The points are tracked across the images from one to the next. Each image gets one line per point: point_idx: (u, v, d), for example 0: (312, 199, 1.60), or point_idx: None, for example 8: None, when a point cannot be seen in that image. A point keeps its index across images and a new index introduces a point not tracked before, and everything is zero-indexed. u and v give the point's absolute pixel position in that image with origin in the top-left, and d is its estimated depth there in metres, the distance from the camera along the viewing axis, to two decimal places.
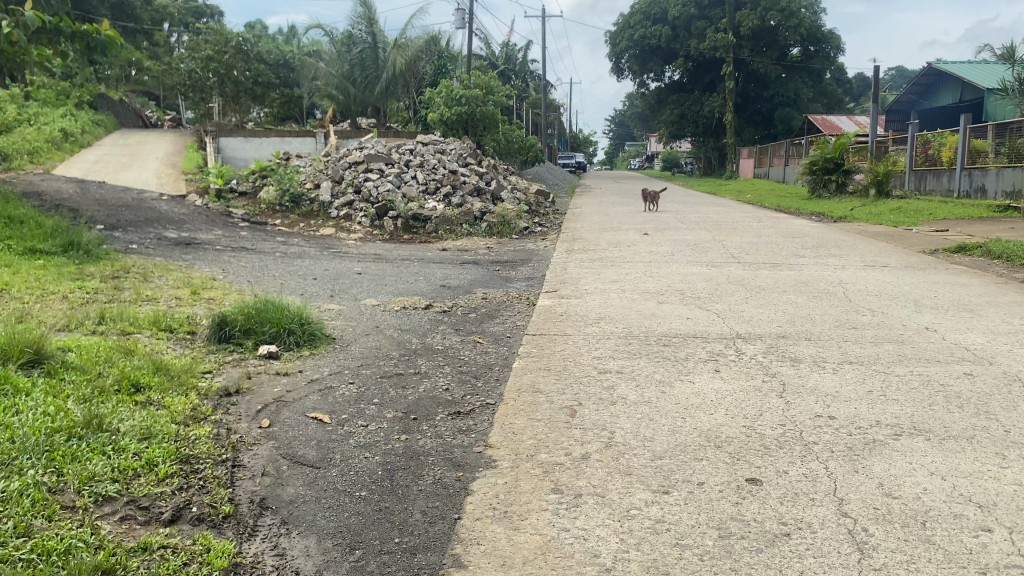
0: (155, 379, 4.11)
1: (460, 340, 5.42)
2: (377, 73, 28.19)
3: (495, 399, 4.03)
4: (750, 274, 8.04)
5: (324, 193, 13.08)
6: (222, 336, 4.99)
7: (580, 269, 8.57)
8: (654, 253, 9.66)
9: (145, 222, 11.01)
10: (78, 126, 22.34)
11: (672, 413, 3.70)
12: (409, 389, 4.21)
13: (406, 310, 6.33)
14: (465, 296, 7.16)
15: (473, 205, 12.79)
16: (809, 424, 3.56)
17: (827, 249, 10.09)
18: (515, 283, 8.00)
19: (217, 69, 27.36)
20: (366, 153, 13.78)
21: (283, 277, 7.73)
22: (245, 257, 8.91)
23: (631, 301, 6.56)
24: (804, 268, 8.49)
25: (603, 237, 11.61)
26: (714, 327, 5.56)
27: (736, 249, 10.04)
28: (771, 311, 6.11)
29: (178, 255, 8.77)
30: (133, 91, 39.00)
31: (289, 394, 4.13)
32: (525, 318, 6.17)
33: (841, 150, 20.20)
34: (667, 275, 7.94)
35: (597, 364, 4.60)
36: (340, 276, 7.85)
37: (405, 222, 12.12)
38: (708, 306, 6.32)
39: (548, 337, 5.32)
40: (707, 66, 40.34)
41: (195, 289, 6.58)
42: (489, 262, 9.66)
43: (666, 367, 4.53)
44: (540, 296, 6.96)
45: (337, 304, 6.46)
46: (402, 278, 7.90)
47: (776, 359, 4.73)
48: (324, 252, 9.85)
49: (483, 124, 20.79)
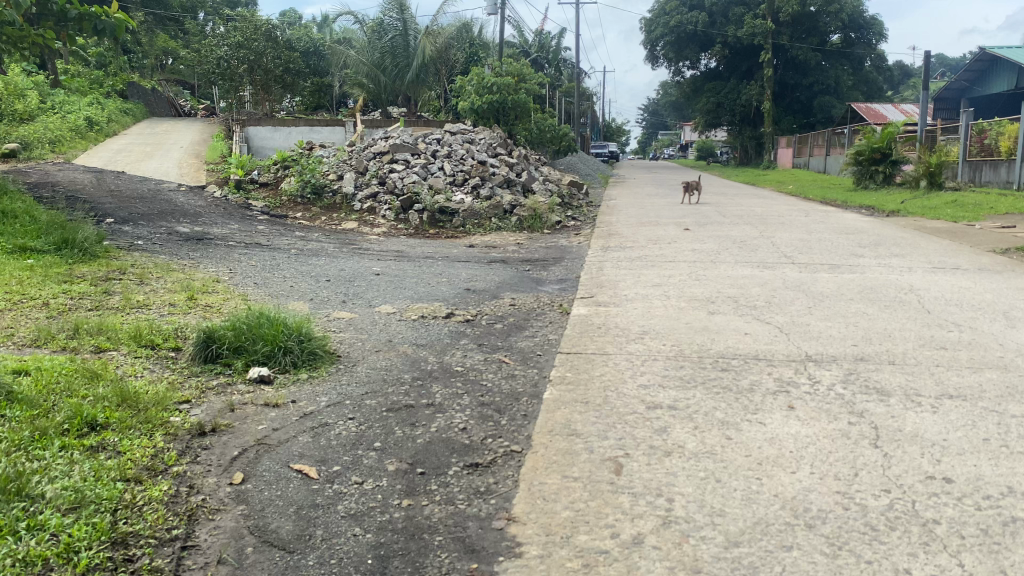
0: (118, 415, 3.44)
1: (482, 358, 4.68)
2: (408, 61, 27.41)
3: (522, 444, 3.30)
4: (806, 278, 7.20)
5: (347, 184, 12.42)
6: (208, 355, 4.31)
7: (618, 270, 7.81)
8: (698, 252, 8.87)
9: (158, 216, 10.43)
10: (105, 115, 21.98)
11: (745, 473, 2.95)
12: (419, 429, 3.49)
13: (423, 320, 5.61)
14: (491, 302, 6.42)
15: (503, 198, 12.05)
16: (921, 492, 2.79)
17: (886, 249, 9.22)
18: (546, 286, 7.25)
19: (246, 56, 26.84)
20: (391, 142, 13.08)
21: (295, 278, 7.06)
22: (256, 255, 8.28)
23: (677, 311, 5.78)
24: (866, 270, 7.63)
25: (640, 233, 10.79)
26: (779, 346, 4.77)
27: (786, 247, 9.19)
28: (841, 325, 5.31)
29: (185, 252, 8.15)
30: (166, 80, 38.76)
31: (275, 433, 3.45)
32: (558, 330, 5.42)
33: (888, 140, 19.24)
34: (715, 278, 7.14)
35: (646, 395, 3.85)
36: (355, 278, 7.16)
37: (431, 215, 11.45)
38: (767, 318, 5.52)
39: (585, 358, 4.57)
40: (746, 52, 39.11)
41: (192, 293, 5.93)
42: (519, 261, 8.92)
43: (730, 401, 3.77)
44: (575, 303, 6.22)
45: (347, 312, 5.77)
46: (423, 280, 7.19)
47: (859, 391, 3.93)
48: (343, 248, 9.20)
49: (514, 112, 20.03)
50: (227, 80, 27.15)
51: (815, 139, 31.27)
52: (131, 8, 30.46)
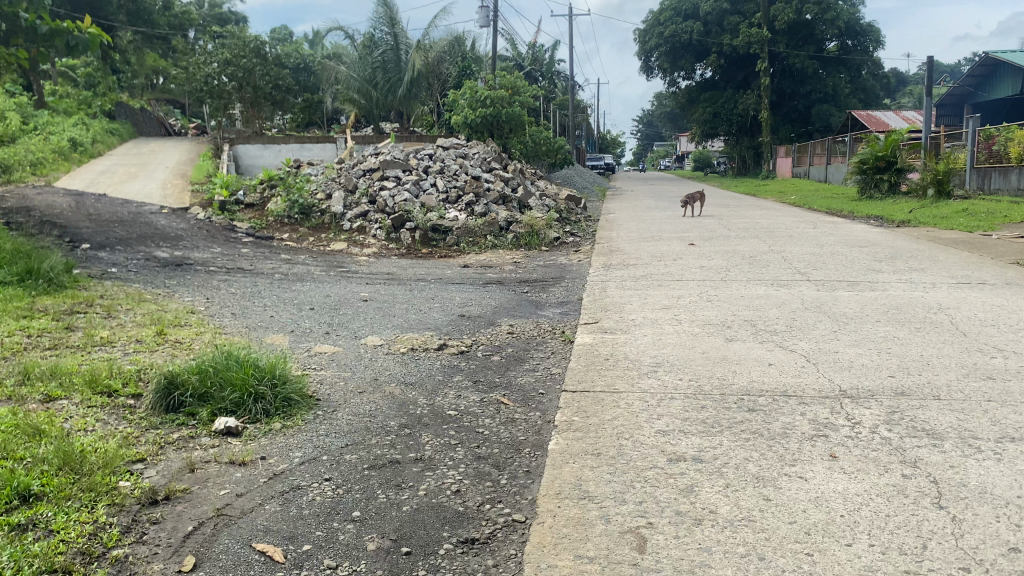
0: (55, 481, 2.95)
1: (478, 399, 4.22)
2: (399, 75, 26.93)
3: (526, 512, 2.85)
4: (825, 297, 6.75)
5: (335, 203, 11.95)
6: (170, 404, 3.83)
7: (622, 290, 7.37)
8: (706, 269, 8.44)
9: (137, 240, 9.95)
10: (91, 135, 21.55)
11: (792, 547, 2.49)
12: (406, 492, 3.03)
13: (413, 353, 5.13)
14: (488, 329, 5.96)
15: (499, 215, 11.61)
16: (1007, 571, 2.33)
17: (904, 262, 8.78)
18: (547, 310, 6.78)
19: (235, 73, 26.43)
20: (381, 159, 12.62)
21: (276, 307, 6.58)
22: (237, 280, 7.80)
23: (691, 338, 5.33)
24: (887, 287, 7.22)
25: (643, 249, 10.35)
26: (808, 380, 4.33)
27: (798, 262, 8.76)
28: (872, 353, 4.87)
29: (161, 280, 7.67)
30: (156, 99, 38.40)
31: (238, 501, 2.96)
32: (562, 362, 4.96)
33: (893, 148, 18.98)
34: (727, 300, 6.69)
35: (666, 444, 3.40)
36: (342, 305, 6.68)
37: (424, 234, 11.01)
38: (790, 346, 5.10)
39: (594, 396, 4.12)
40: (740, 62, 38.85)
41: (162, 328, 5.46)
42: (517, 282, 8.48)
43: (762, 451, 3.32)
44: (578, 330, 5.76)
45: (330, 346, 5.30)
46: (414, 306, 6.72)
47: (907, 434, 3.47)
48: (330, 271, 8.73)
49: (509, 126, 19.64)
50: (216, 98, 26.72)
51: (815, 148, 31.02)
52: (119, 27, 30.05)
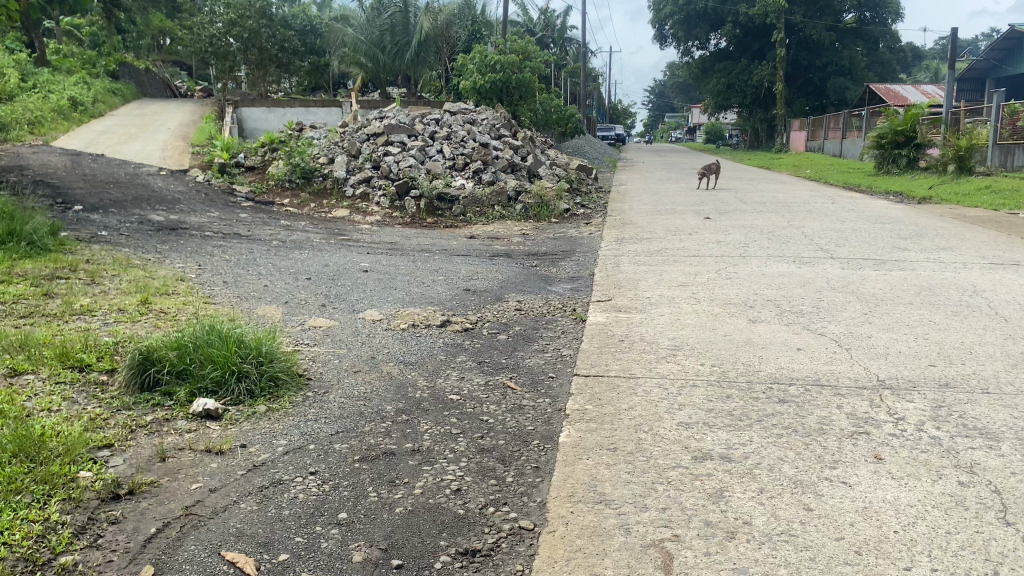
0: (4, 472, 2.61)
1: (482, 382, 3.88)
2: (407, 39, 26.48)
3: (535, 517, 2.51)
4: (851, 277, 6.37)
5: (338, 168, 11.55)
6: (144, 381, 3.50)
7: (635, 265, 7.02)
8: (723, 244, 8.08)
9: (132, 203, 9.58)
10: (92, 95, 21.11)
11: (843, 572, 2.16)
12: (400, 490, 2.69)
13: (414, 329, 4.78)
14: (493, 305, 5.61)
15: (507, 184, 11.23)
16: None
17: (930, 240, 8.38)
18: (557, 285, 6.42)
19: (240, 34, 25.86)
20: (386, 123, 12.20)
21: (271, 275, 6.23)
22: (233, 247, 7.45)
23: (712, 318, 4.97)
24: (914, 266, 6.85)
25: (656, 222, 9.96)
26: (841, 368, 3.99)
27: (820, 239, 8.36)
28: (907, 339, 4.52)
29: (153, 244, 7.32)
30: (162, 60, 37.87)
31: (209, 498, 2.62)
32: (574, 343, 4.61)
33: (913, 123, 18.53)
34: (748, 277, 6.32)
35: (689, 440, 3.06)
36: (341, 275, 6.34)
37: (429, 203, 10.65)
38: (818, 329, 4.75)
39: (609, 382, 3.77)
40: (756, 32, 38.10)
41: (146, 297, 5.12)
42: (525, 254, 8.11)
43: (798, 451, 2.98)
44: (590, 309, 5.40)
45: (325, 320, 4.96)
46: (417, 278, 6.38)
47: (958, 434, 3.12)
48: (331, 240, 8.38)
49: (519, 92, 19.18)
50: (221, 59, 26.27)
51: (830, 121, 30.39)
52: None
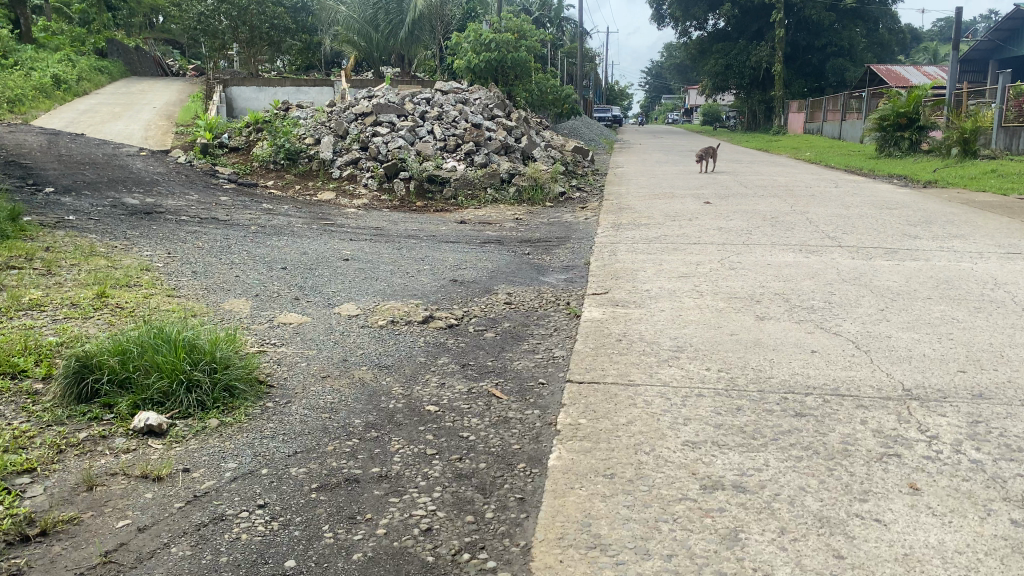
0: None
1: (464, 389, 3.48)
2: (401, 17, 25.97)
3: (518, 567, 2.13)
4: (862, 267, 5.98)
5: (324, 148, 11.10)
6: (81, 393, 3.11)
7: (633, 254, 6.63)
8: (724, 230, 7.70)
9: (107, 184, 9.15)
10: (77, 73, 20.55)
11: None
12: (361, 531, 2.31)
13: (393, 326, 4.37)
14: (481, 298, 5.22)
15: (500, 166, 10.81)
16: None
17: (941, 227, 7.99)
18: (550, 276, 6.03)
19: (229, 11, 25.28)
20: (375, 102, 11.72)
21: (244, 264, 5.82)
22: (209, 232, 7.04)
23: (716, 315, 4.58)
24: (926, 256, 6.48)
25: (654, 206, 9.56)
26: (862, 374, 3.60)
27: (826, 225, 7.98)
28: (930, 339, 4.13)
29: (123, 229, 6.89)
30: (153, 39, 37.25)
31: (134, 541, 2.23)
32: (567, 342, 4.22)
33: (915, 104, 18.07)
34: (752, 268, 5.93)
35: (697, 464, 2.68)
36: (320, 264, 5.94)
37: (419, 185, 10.24)
38: (832, 327, 4.37)
39: (605, 391, 3.37)
40: (755, 12, 37.51)
41: (103, 288, 4.70)
42: (517, 241, 7.71)
43: (823, 479, 2.60)
44: (586, 303, 4.99)
45: (297, 315, 4.56)
46: (401, 268, 5.97)
47: (1003, 458, 2.74)
48: (313, 224, 7.97)
49: (514, 71, 18.70)
50: (211, 37, 25.69)
51: (830, 103, 29.92)
52: None
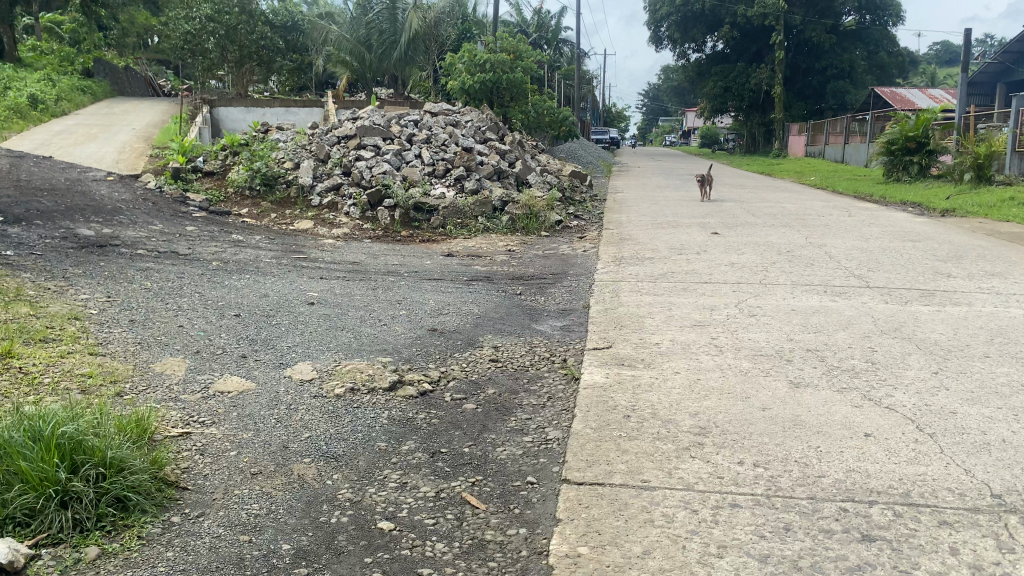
0: None
1: (431, 493, 2.72)
2: (394, 37, 25.28)
3: None
4: (899, 315, 5.24)
5: (304, 173, 10.39)
6: None
7: (637, 296, 5.89)
8: (738, 267, 6.98)
9: (63, 212, 8.41)
10: (57, 92, 19.83)
11: None
12: None
13: (352, 397, 3.61)
14: (464, 352, 4.48)
15: (492, 193, 10.11)
16: None
17: (974, 263, 7.26)
18: (544, 323, 5.29)
19: (217, 30, 24.70)
20: (360, 124, 11.04)
21: (191, 311, 5.07)
22: (165, 270, 6.30)
23: (743, 382, 3.83)
24: (970, 300, 5.74)
25: (658, 237, 8.85)
26: (934, 472, 2.85)
27: (848, 262, 7.26)
28: (1006, 417, 3.38)
29: (65, 266, 6.12)
30: (146, 59, 36.70)
31: None
32: (563, 418, 3.47)
33: (924, 127, 17.44)
34: (775, 315, 5.19)
35: None
36: (281, 309, 5.20)
37: (404, 214, 9.53)
38: (886, 400, 3.60)
39: (613, 499, 2.62)
40: (754, 35, 37.03)
41: (9, 346, 3.93)
42: (508, 278, 6.99)
43: None
44: (585, 363, 4.25)
45: (239, 380, 3.80)
46: (375, 314, 5.23)
47: None
48: (284, 259, 7.24)
49: (510, 92, 18.09)
50: (200, 58, 25.06)
51: (831, 126, 29.37)
52: None
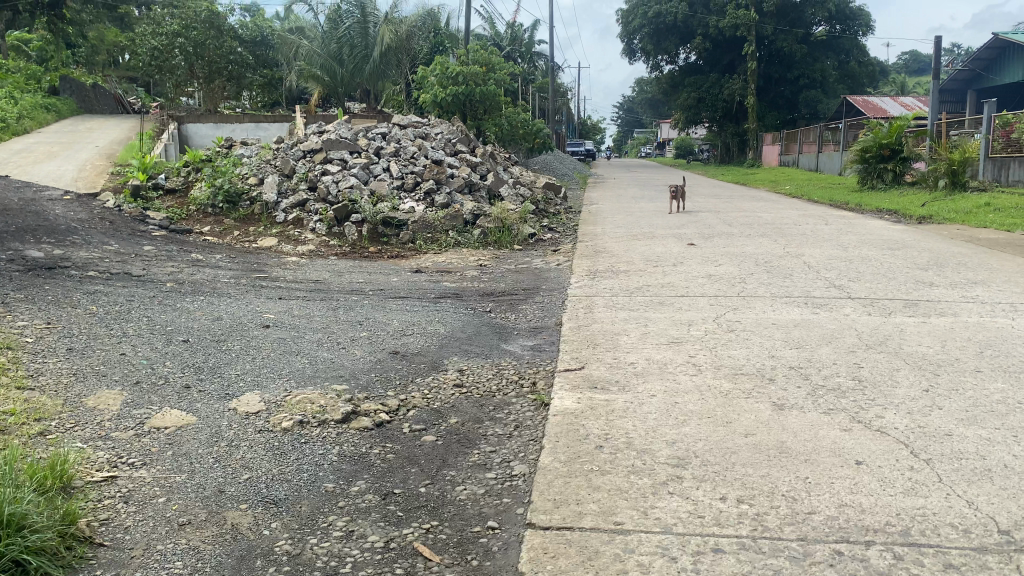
0: None
1: (380, 542, 2.44)
2: (366, 52, 25.11)
3: None
4: (883, 327, 5.02)
5: (268, 189, 10.06)
6: None
7: (611, 311, 5.64)
8: (715, 279, 6.76)
9: (12, 233, 8.05)
10: (19, 110, 19.36)
11: None
12: None
13: (301, 431, 3.32)
14: (427, 377, 4.20)
15: (464, 206, 9.85)
16: None
17: (955, 271, 7.09)
18: (513, 342, 5.02)
19: (184, 46, 24.33)
20: (326, 137, 10.75)
21: (136, 337, 4.74)
22: (115, 293, 5.96)
23: (723, 405, 3.57)
24: (954, 310, 5.54)
25: (634, 249, 8.63)
26: (935, 505, 2.59)
27: (828, 271, 7.07)
28: (1004, 439, 3.14)
29: (7, 291, 5.77)
30: (115, 77, 36.13)
31: None
32: (530, 450, 3.19)
33: (897, 135, 17.36)
34: (755, 330, 4.96)
35: None
36: (234, 333, 4.89)
37: (373, 229, 9.24)
38: (877, 423, 3.35)
39: (584, 547, 2.35)
40: (727, 46, 37.20)
41: None
42: (479, 294, 6.73)
43: None
44: (555, 386, 3.98)
45: (179, 415, 3.49)
46: (333, 336, 4.93)
47: None
48: (243, 278, 6.92)
49: (483, 104, 17.88)
50: (169, 74, 24.65)
51: (804, 135, 29.43)
52: None
